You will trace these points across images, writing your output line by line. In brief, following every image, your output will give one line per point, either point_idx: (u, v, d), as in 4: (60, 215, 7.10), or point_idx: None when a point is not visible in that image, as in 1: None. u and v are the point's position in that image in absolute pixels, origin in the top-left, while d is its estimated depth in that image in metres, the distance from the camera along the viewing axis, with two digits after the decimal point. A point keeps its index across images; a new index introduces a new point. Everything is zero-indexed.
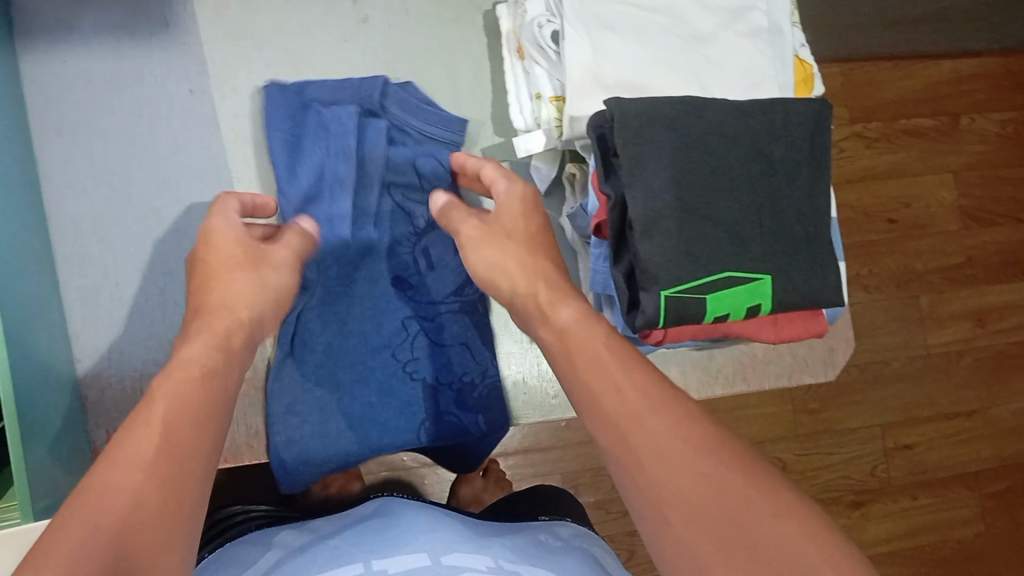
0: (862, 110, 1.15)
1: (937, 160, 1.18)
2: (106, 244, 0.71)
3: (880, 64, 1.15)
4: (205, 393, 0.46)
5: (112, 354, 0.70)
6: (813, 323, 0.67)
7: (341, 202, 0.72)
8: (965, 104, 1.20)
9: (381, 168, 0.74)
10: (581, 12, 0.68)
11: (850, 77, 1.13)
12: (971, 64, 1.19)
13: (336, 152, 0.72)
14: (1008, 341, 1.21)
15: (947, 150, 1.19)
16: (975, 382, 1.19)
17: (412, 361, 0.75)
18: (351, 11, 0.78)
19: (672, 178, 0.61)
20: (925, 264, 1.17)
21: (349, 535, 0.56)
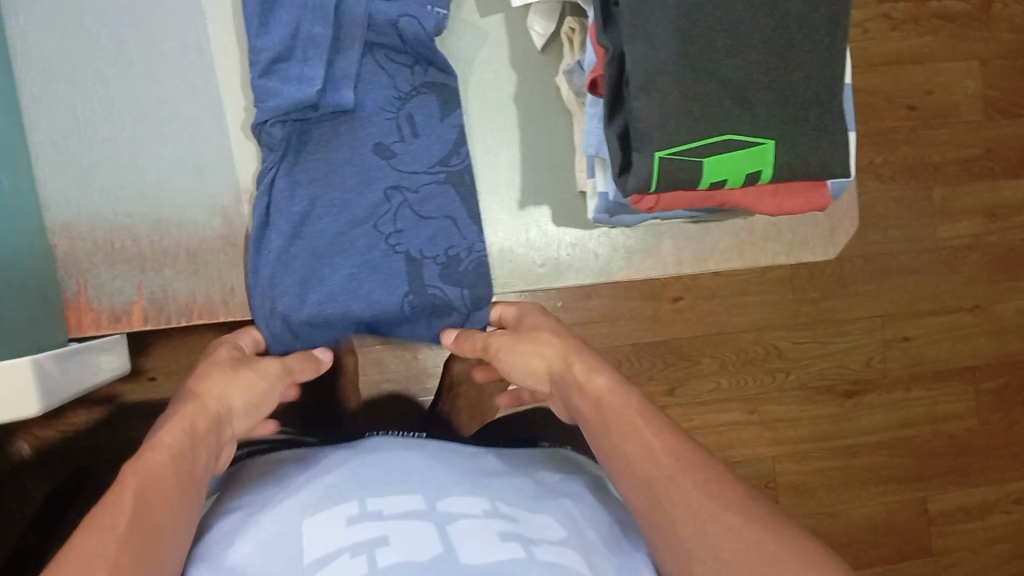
0: None
1: (968, 46, 1.16)
2: (73, 87, 0.66)
3: None
4: (191, 445, 0.50)
5: (81, 203, 0.66)
6: (817, 195, 0.63)
7: (320, 59, 0.66)
8: None
9: (364, 23, 0.68)
10: None
11: None
12: None
13: (315, 6, 0.66)
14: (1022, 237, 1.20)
15: (979, 35, 1.16)
16: (984, 277, 1.19)
17: (397, 235, 0.70)
18: None
19: (677, 31, 0.57)
20: (942, 155, 1.16)
21: (335, 466, 0.53)
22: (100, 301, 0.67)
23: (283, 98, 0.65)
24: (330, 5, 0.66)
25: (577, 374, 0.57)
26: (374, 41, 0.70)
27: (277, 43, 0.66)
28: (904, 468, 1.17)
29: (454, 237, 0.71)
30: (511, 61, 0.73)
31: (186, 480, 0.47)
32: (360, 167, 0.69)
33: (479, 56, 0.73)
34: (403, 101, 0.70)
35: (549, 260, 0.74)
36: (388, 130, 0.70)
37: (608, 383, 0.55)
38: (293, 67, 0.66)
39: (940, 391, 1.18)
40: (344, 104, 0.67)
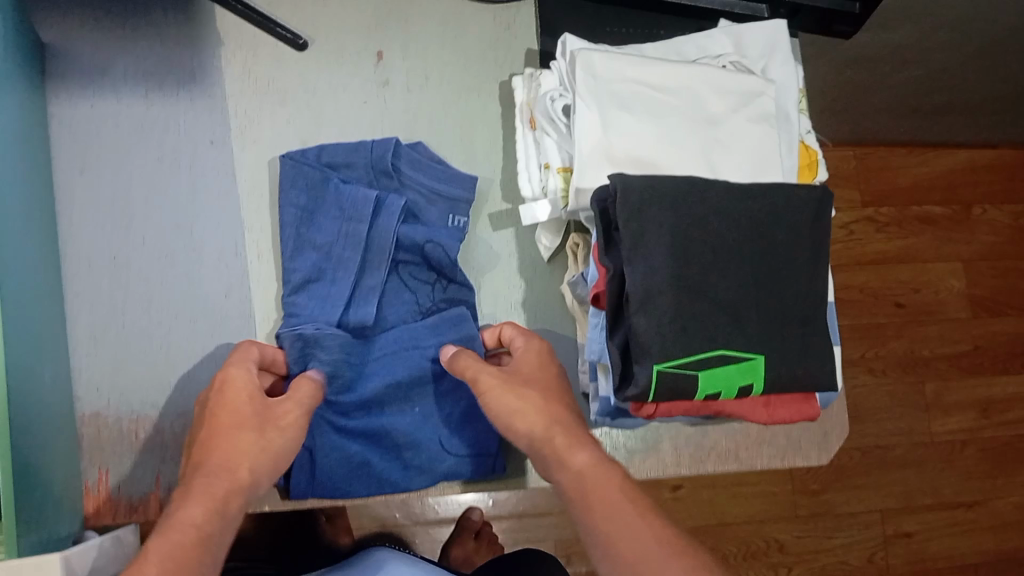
0: (874, 195, 1.41)
1: (949, 248, 1.43)
2: (115, 285, 0.71)
3: (894, 151, 1.42)
4: (217, 525, 0.49)
5: (112, 393, 0.70)
6: (806, 404, 0.67)
7: (347, 277, 0.71)
8: (976, 197, 1.45)
9: (393, 243, 0.73)
10: (595, 88, 0.70)
11: (863, 160, 1.40)
12: (984, 155, 1.46)
13: (348, 229, 0.72)
14: (1011, 432, 1.43)
15: (957, 238, 1.44)
16: (980, 471, 1.41)
17: (389, 427, 0.71)
18: (374, 73, 0.78)
19: (672, 258, 0.62)
20: (931, 350, 1.40)
21: None
22: (119, 489, 0.69)
23: (311, 316, 0.70)
24: (361, 232, 0.72)
25: (560, 442, 0.55)
26: (403, 255, 0.74)
27: (310, 257, 0.72)
28: None
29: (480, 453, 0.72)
30: (520, 269, 0.77)
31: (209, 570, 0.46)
32: (383, 376, 0.71)
33: (490, 265, 0.77)
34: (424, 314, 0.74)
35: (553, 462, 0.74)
36: (406, 341, 0.72)
37: (591, 458, 0.53)
38: (324, 283, 0.71)
39: None
40: (365, 321, 0.71)
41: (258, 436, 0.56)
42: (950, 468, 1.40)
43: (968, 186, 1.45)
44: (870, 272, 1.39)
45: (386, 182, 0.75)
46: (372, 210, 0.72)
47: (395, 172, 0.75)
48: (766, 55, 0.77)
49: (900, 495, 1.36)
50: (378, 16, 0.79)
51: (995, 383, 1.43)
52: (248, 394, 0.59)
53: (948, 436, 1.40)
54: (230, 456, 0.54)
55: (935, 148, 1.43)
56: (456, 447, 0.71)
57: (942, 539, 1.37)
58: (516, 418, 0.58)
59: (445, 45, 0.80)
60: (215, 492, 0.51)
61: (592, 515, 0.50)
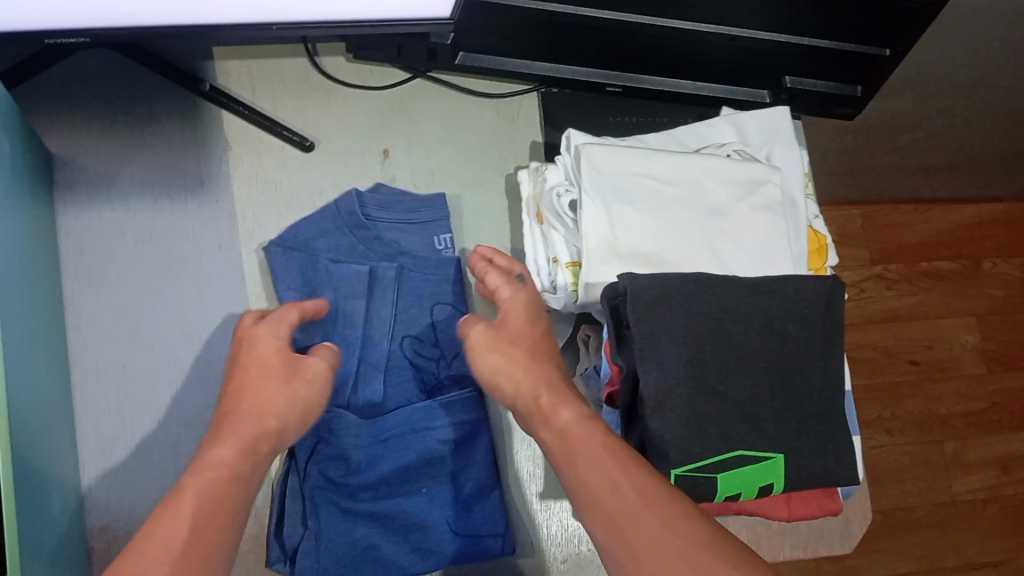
0: (882, 253, 1.40)
1: (960, 304, 1.43)
2: (124, 395, 0.71)
3: (897, 209, 1.41)
4: (248, 465, 0.54)
5: (122, 505, 0.68)
6: (829, 501, 0.66)
7: (350, 358, 0.72)
8: (984, 252, 1.45)
9: (392, 321, 0.74)
10: (600, 181, 0.71)
11: (868, 218, 1.40)
12: (991, 209, 1.45)
13: (346, 307, 0.73)
14: None
15: (968, 293, 1.43)
16: (1004, 529, 1.38)
17: (397, 508, 0.70)
18: (379, 169, 0.78)
19: (684, 359, 0.62)
20: (948, 408, 1.39)
21: None
22: None
23: None
24: (359, 308, 0.73)
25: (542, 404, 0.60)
26: (409, 332, 0.74)
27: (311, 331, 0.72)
28: None
29: (492, 530, 0.70)
30: None
31: (240, 505, 0.51)
32: (393, 457, 0.70)
33: None
34: (430, 392, 0.73)
35: (571, 555, 0.73)
36: (415, 421, 0.71)
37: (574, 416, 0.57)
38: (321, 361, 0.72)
39: None
40: (373, 400, 0.72)
41: (285, 386, 0.61)
42: (974, 528, 1.37)
43: (975, 241, 1.44)
44: (882, 331, 1.38)
45: (364, 234, 0.75)
46: (368, 284, 0.74)
47: (371, 221, 0.76)
48: (769, 143, 0.77)
49: (925, 557, 1.34)
50: (382, 112, 0.80)
51: (1014, 439, 1.41)
52: (275, 351, 0.63)
53: (970, 494, 1.38)
54: (260, 401, 0.59)
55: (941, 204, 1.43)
56: (464, 527, 0.70)
57: None
58: (499, 374, 0.64)
59: (449, 139, 0.80)
60: (242, 435, 0.56)
61: (577, 462, 0.53)
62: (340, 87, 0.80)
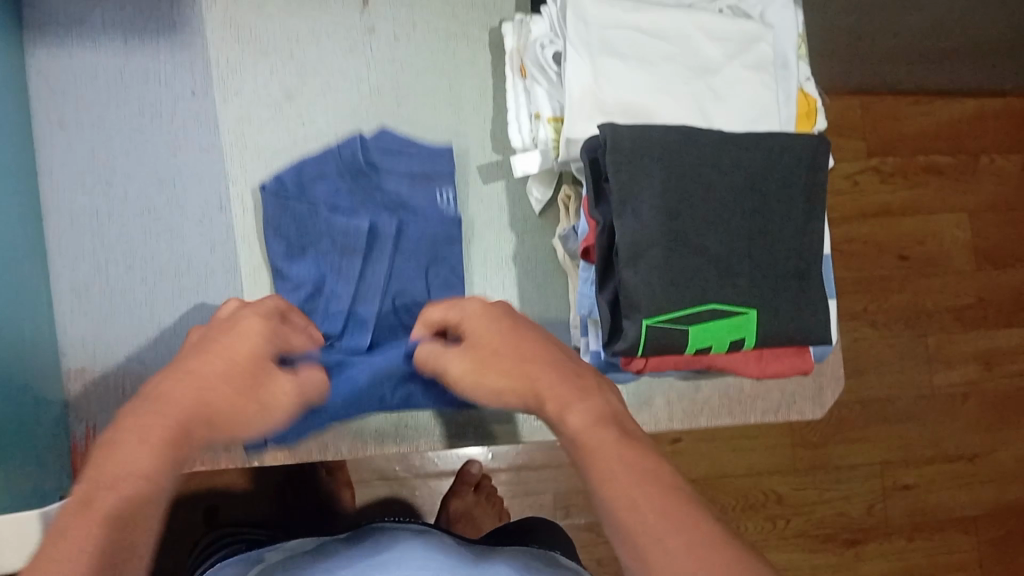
0: (881, 146, 1.38)
1: (955, 198, 1.41)
2: (97, 240, 0.70)
3: (900, 101, 1.38)
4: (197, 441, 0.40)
5: (98, 348, 0.69)
6: (801, 359, 0.66)
7: (341, 309, 0.69)
8: (983, 147, 1.43)
9: (386, 282, 0.71)
10: (586, 34, 0.68)
11: (869, 111, 1.36)
12: (993, 103, 1.43)
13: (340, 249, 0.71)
14: (1014, 386, 1.42)
15: (964, 187, 1.42)
16: (981, 424, 1.40)
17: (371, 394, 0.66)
18: (360, 21, 0.76)
19: (663, 211, 0.61)
20: (934, 302, 1.39)
21: (338, 559, 0.62)
22: None
23: None
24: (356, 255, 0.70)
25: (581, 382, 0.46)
26: (403, 293, 0.72)
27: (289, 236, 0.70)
28: None
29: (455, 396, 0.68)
30: (511, 224, 0.76)
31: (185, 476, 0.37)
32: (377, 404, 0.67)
33: (480, 218, 0.76)
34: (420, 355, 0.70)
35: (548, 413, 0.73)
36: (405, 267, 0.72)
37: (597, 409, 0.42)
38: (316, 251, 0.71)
39: (942, 540, 1.37)
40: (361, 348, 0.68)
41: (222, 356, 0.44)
42: (951, 421, 1.39)
43: (973, 136, 1.42)
44: (873, 224, 1.37)
45: (364, 182, 0.74)
46: (352, 177, 0.73)
47: (372, 169, 0.74)
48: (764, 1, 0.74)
49: (900, 448, 1.37)
50: None
51: (998, 335, 1.42)
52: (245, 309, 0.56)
53: (950, 389, 1.39)
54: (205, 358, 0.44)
55: (943, 96, 1.40)
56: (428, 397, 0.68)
57: (942, 492, 1.38)
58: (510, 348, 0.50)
59: None
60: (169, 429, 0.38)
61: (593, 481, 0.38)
62: None
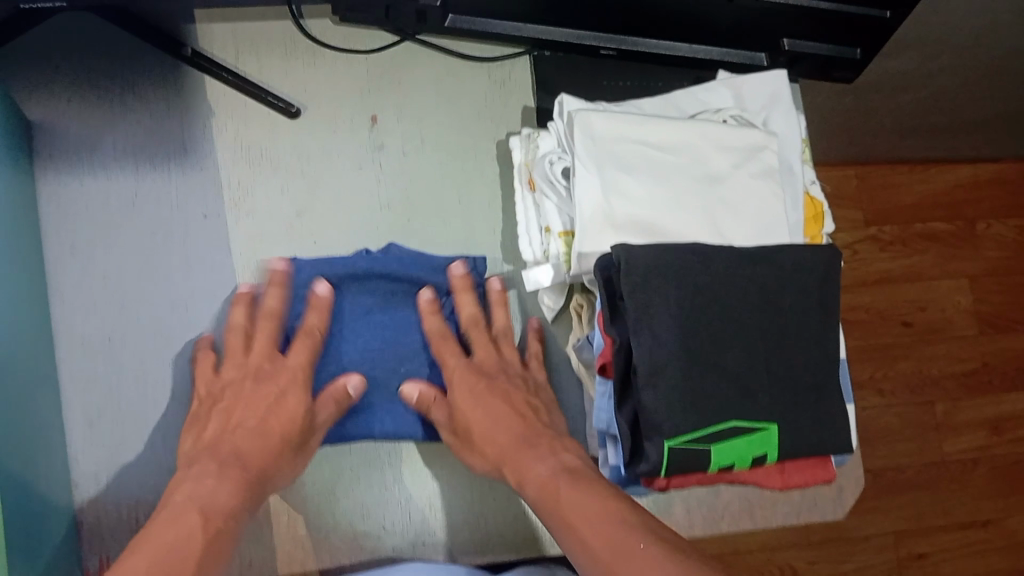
0: (879, 214, 1.41)
1: (956, 261, 1.44)
2: (110, 367, 0.70)
3: (895, 169, 1.42)
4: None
5: (111, 477, 0.68)
6: (823, 468, 0.66)
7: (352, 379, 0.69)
8: (982, 212, 1.46)
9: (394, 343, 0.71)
10: (594, 149, 0.69)
11: (865, 179, 1.40)
12: (990, 169, 1.47)
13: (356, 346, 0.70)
14: None
15: (964, 252, 1.45)
16: (993, 489, 1.41)
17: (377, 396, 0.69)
18: (369, 137, 0.76)
19: (679, 330, 0.61)
20: (940, 368, 1.40)
21: None
22: None
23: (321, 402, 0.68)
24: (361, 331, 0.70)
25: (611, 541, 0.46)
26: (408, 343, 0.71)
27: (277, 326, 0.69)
28: None
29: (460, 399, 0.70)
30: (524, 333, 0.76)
31: None
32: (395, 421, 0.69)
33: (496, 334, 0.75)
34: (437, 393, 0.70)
35: None
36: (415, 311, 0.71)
37: None
38: (325, 372, 0.69)
39: None
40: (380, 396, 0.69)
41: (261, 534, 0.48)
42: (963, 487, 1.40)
43: (972, 203, 1.45)
44: (876, 292, 1.39)
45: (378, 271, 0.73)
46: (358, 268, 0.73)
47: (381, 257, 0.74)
48: (768, 106, 0.76)
49: (912, 517, 1.37)
50: (375, 78, 0.78)
51: (1006, 400, 1.43)
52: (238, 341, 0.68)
53: (960, 455, 1.40)
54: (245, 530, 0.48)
55: (937, 164, 1.44)
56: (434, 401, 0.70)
57: (955, 559, 1.38)
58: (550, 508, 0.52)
59: (441, 106, 0.78)
60: None
61: None
62: (327, 49, 0.77)
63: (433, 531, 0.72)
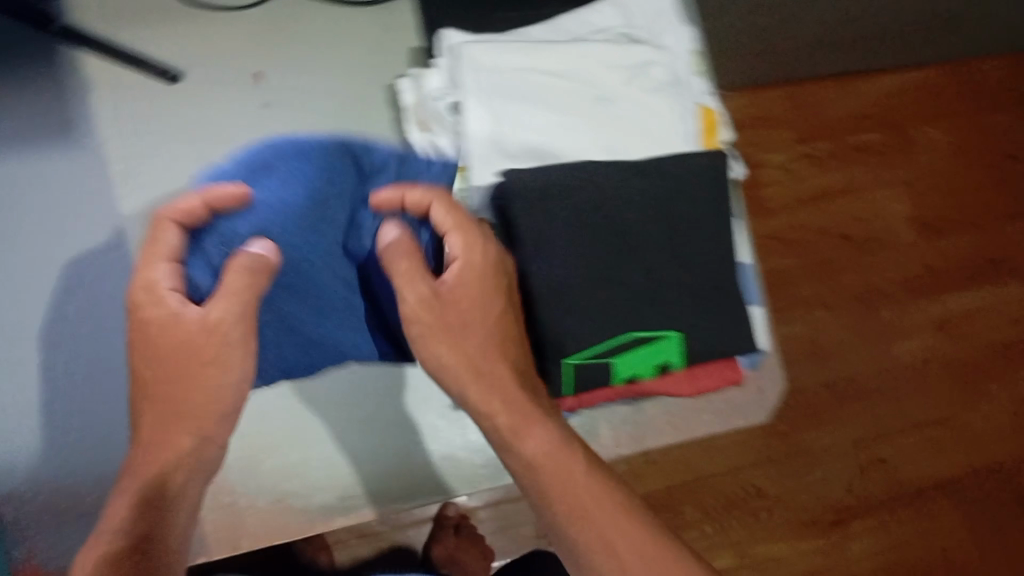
0: (810, 131, 1.42)
1: (891, 168, 1.46)
2: (11, 354, 0.69)
3: (823, 84, 1.43)
4: None
5: (19, 464, 0.67)
6: (730, 369, 0.68)
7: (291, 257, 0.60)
8: (918, 119, 1.48)
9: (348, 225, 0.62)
10: (478, 82, 0.69)
11: (793, 96, 1.41)
12: (917, 75, 1.48)
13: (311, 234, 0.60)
14: (993, 347, 1.45)
15: (901, 160, 1.46)
16: (960, 387, 1.42)
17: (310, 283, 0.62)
18: (254, 95, 0.74)
19: (573, 254, 0.61)
20: (887, 275, 1.42)
21: None
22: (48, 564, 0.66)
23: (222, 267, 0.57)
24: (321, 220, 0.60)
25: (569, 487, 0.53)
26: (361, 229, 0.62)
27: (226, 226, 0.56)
28: None
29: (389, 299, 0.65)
30: None
31: None
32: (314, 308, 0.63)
33: None
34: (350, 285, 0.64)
35: (489, 460, 0.75)
36: (354, 184, 0.61)
37: None
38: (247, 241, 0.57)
39: (925, 513, 1.39)
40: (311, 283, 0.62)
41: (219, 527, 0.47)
42: (922, 387, 1.41)
43: (901, 109, 1.47)
44: (809, 209, 1.40)
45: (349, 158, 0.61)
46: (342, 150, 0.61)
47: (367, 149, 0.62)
48: (654, 23, 0.75)
49: (870, 426, 1.38)
50: (256, 33, 0.76)
51: (949, 300, 1.44)
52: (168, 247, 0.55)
53: (910, 358, 1.41)
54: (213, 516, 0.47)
55: (868, 74, 1.46)
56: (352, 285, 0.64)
57: (918, 460, 1.39)
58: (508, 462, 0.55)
59: (324, 54, 0.76)
60: None
61: None
62: (200, 9, 0.76)
63: (360, 487, 0.72)
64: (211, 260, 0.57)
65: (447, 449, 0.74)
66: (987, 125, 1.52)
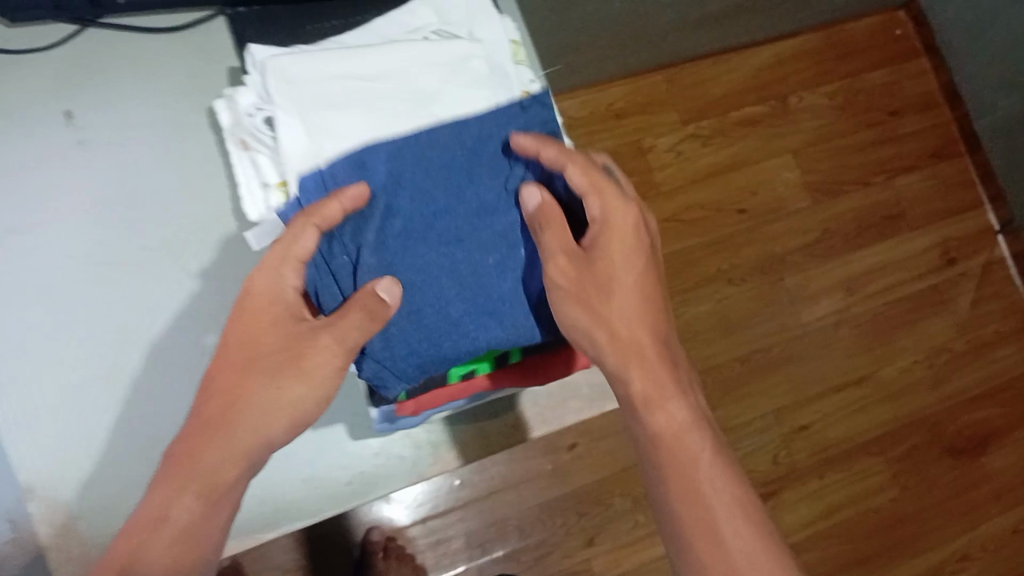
0: (693, 112, 1.55)
1: (778, 139, 1.60)
2: None
3: (702, 65, 1.56)
4: None
5: None
6: (555, 369, 0.76)
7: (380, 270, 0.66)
8: (792, 88, 1.62)
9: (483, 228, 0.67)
10: (290, 95, 0.67)
11: (673, 80, 1.54)
12: (791, 44, 1.63)
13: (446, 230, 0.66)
14: (883, 302, 1.60)
15: (785, 128, 1.61)
16: (861, 346, 1.57)
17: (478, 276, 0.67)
18: (69, 135, 0.75)
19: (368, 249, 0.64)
20: (784, 246, 1.56)
21: None
22: None
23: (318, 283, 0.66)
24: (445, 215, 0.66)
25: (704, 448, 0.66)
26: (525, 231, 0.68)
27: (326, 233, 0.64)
28: (839, 548, 1.48)
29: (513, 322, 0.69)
30: None
31: None
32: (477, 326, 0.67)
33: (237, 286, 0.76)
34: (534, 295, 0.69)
35: (355, 474, 0.75)
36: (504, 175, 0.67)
37: None
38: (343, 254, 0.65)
39: (852, 468, 1.52)
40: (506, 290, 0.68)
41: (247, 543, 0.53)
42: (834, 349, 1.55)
43: (782, 81, 1.61)
44: (703, 188, 1.54)
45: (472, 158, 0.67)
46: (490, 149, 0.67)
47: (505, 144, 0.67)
48: (469, 19, 0.75)
49: (791, 393, 1.51)
50: (69, 71, 0.76)
51: (852, 260, 1.60)
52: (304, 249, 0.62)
53: (821, 322, 1.55)
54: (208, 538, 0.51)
55: (740, 52, 1.59)
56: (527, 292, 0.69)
57: (839, 423, 1.53)
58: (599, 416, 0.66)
59: (141, 88, 0.77)
60: None
61: None
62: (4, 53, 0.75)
63: None
64: (341, 284, 0.66)
65: (313, 467, 0.74)
66: (854, 88, 1.67)
